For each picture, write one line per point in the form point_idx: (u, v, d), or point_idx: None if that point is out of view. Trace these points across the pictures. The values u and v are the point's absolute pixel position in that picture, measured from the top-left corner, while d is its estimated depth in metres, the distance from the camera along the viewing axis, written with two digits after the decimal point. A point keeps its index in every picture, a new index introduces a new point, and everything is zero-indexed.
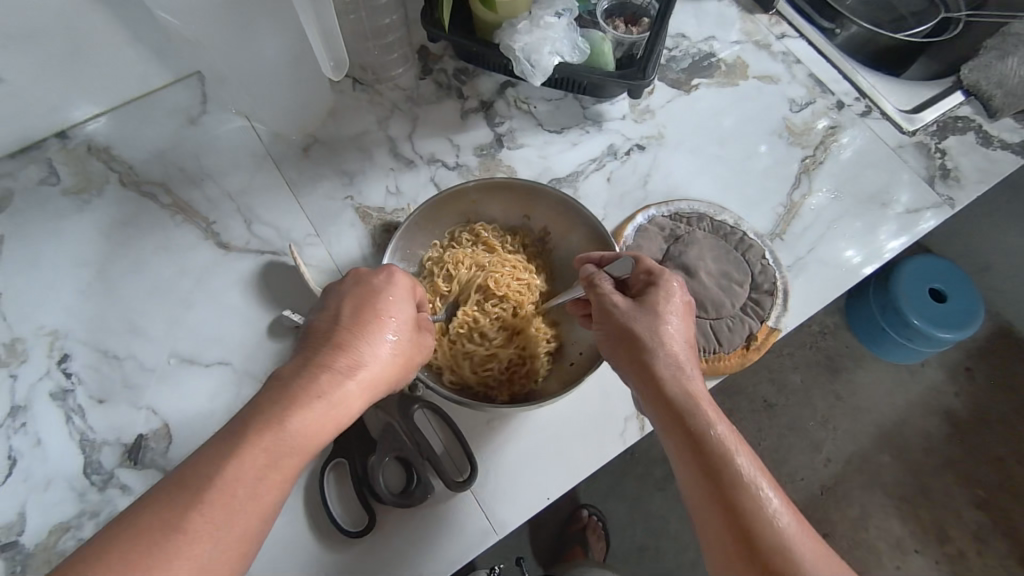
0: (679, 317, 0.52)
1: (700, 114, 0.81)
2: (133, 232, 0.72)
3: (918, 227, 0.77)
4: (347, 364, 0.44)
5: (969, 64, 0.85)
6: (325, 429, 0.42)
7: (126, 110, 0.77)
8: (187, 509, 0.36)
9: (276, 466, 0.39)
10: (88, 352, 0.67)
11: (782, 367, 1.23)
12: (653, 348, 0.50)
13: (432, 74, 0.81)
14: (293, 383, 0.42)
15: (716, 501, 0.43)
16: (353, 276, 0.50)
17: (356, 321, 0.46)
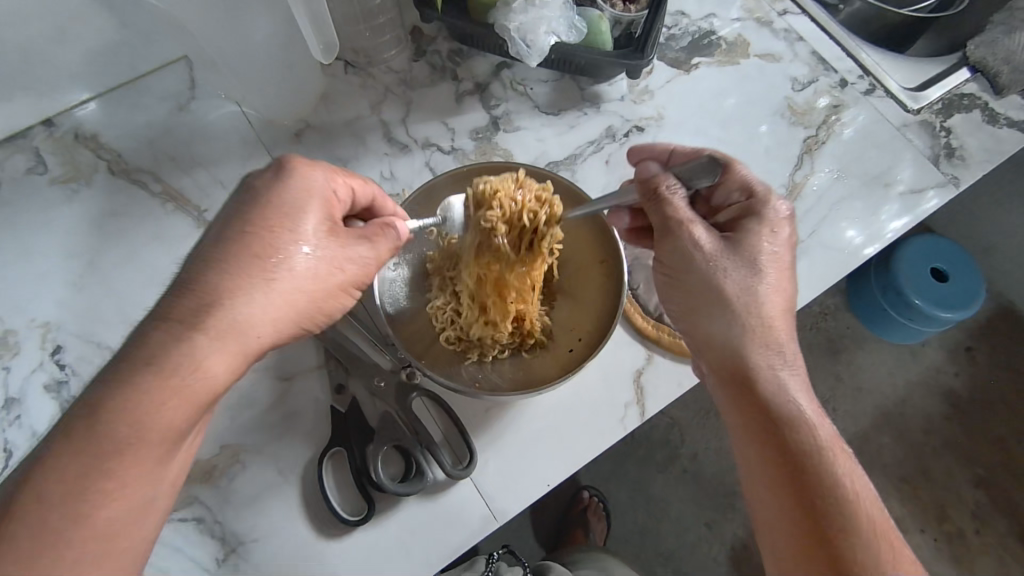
0: (777, 254, 0.50)
1: (700, 94, 0.80)
2: (123, 221, 0.71)
3: (921, 207, 0.76)
4: (207, 310, 0.41)
5: (975, 40, 0.83)
6: (177, 391, 0.39)
7: (113, 96, 0.76)
8: (20, 507, 0.36)
9: (116, 448, 0.38)
10: (81, 343, 0.66)
11: None
12: (738, 281, 0.48)
13: (426, 56, 0.79)
14: (144, 344, 0.40)
15: (773, 441, 0.45)
16: (247, 186, 0.46)
17: (251, 242, 0.43)
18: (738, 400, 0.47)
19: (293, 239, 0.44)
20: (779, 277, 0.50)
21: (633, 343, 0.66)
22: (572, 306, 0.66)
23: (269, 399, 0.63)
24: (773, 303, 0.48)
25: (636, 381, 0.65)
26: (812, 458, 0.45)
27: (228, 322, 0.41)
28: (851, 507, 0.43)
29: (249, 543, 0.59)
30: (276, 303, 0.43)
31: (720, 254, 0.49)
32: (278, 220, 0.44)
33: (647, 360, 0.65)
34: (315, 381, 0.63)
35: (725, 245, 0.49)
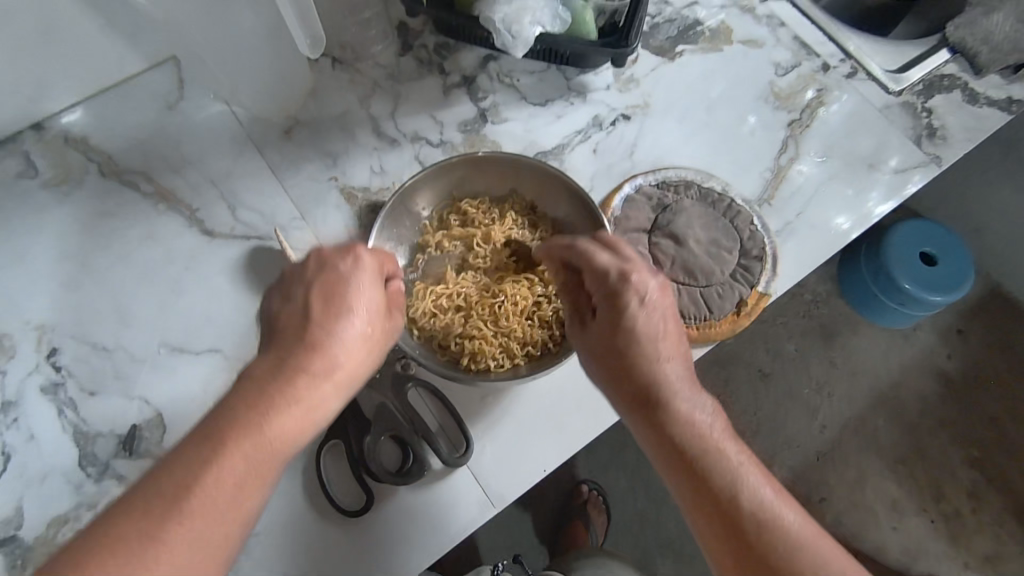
0: (659, 315, 0.48)
1: (686, 81, 0.80)
2: (115, 222, 0.71)
3: (904, 186, 0.77)
4: (323, 366, 0.42)
5: (954, 21, 0.84)
6: (303, 429, 0.41)
7: (101, 99, 0.76)
8: (164, 519, 0.35)
9: (256, 472, 0.38)
10: (76, 344, 0.66)
11: (773, 335, 1.24)
12: (636, 345, 0.47)
13: (413, 50, 0.80)
14: (267, 389, 0.40)
15: (700, 497, 0.42)
16: (314, 257, 0.47)
17: (321, 318, 0.43)
18: (662, 461, 0.44)
19: (351, 317, 0.44)
20: (661, 323, 0.48)
21: None
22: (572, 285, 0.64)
23: None
24: (660, 348, 0.47)
25: None
26: (706, 483, 0.42)
27: (304, 394, 0.41)
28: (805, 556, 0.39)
29: (252, 537, 0.59)
30: (342, 382, 0.43)
31: (596, 342, 0.50)
32: (343, 298, 0.44)
33: None
34: None
35: (598, 333, 0.50)
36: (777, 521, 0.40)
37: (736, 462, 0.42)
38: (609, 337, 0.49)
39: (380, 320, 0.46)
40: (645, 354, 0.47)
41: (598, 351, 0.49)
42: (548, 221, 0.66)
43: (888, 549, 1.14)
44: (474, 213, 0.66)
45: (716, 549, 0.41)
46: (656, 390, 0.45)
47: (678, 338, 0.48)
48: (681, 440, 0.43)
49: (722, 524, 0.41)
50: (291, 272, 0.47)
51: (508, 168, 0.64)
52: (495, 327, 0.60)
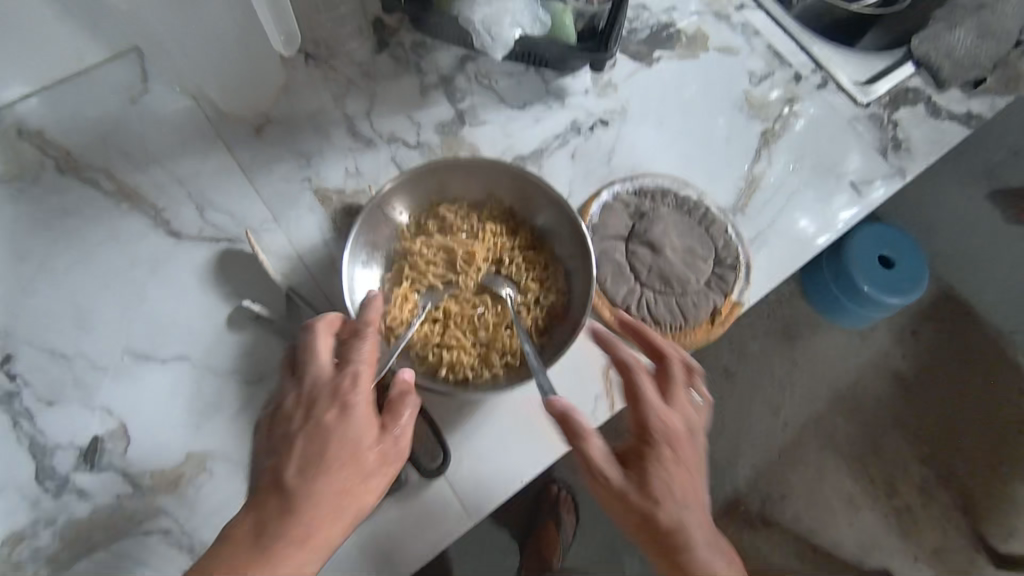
0: (678, 468, 0.50)
1: (663, 87, 0.81)
2: (74, 221, 0.68)
3: (869, 197, 0.79)
4: (296, 528, 0.43)
5: (919, 35, 0.87)
6: None
7: (57, 90, 0.72)
8: None
9: None
10: (33, 351, 0.63)
11: (739, 336, 1.27)
12: (656, 499, 0.49)
13: (389, 48, 0.79)
14: (241, 551, 0.42)
15: None
16: (303, 405, 0.48)
17: (301, 476, 0.45)
18: None
19: (331, 475, 0.45)
20: (665, 475, 0.50)
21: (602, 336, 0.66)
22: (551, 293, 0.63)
23: (239, 402, 0.63)
24: (680, 499, 0.49)
25: (606, 375, 0.65)
26: None
27: (275, 557, 0.42)
28: None
29: None
30: (319, 543, 0.44)
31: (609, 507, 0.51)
32: (324, 456, 0.46)
33: None
34: None
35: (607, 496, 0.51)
36: None
37: None
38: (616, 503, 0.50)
39: (363, 474, 0.47)
40: (667, 511, 0.48)
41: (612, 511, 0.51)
42: (527, 226, 0.66)
43: (844, 544, 1.19)
44: (452, 218, 0.65)
45: None
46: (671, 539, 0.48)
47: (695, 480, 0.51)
48: None
49: None
50: (283, 419, 0.49)
51: (488, 168, 0.63)
52: (471, 337, 0.60)
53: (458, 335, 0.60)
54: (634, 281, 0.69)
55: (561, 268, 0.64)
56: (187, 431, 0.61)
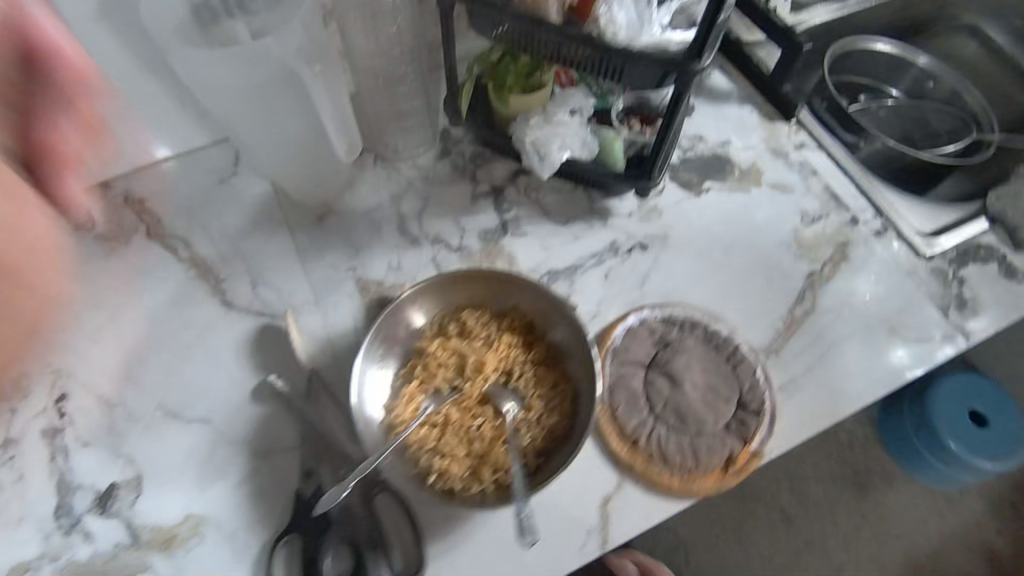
0: None
1: (709, 218, 0.82)
2: (148, 281, 0.77)
3: (932, 358, 0.73)
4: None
5: (998, 191, 0.84)
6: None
7: (165, 167, 0.84)
8: None
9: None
10: (84, 394, 0.70)
11: (803, 477, 1.19)
12: None
13: (451, 156, 0.85)
14: None
15: None
16: None
17: None
18: None
19: None
20: None
21: (605, 466, 0.65)
22: (553, 414, 0.63)
23: (245, 472, 0.66)
24: None
25: (602, 508, 0.63)
26: None
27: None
28: None
29: None
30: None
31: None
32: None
33: (616, 486, 0.64)
34: (290, 460, 0.66)
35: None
36: None
37: None
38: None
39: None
40: None
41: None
42: (544, 342, 0.67)
43: None
44: (472, 324, 0.67)
45: None
46: None
47: None
48: None
49: None
50: None
51: (508, 282, 0.67)
52: (466, 447, 0.61)
53: (454, 444, 0.61)
54: (647, 413, 0.67)
55: (569, 389, 0.64)
56: (196, 489, 0.66)
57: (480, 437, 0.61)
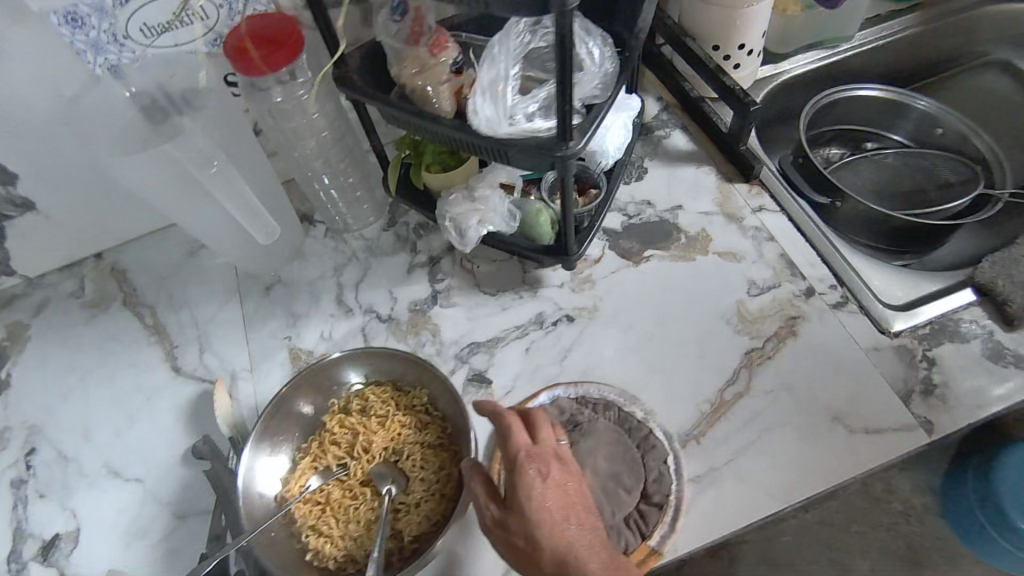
0: (538, 438, 0.58)
1: (645, 288, 0.78)
2: (117, 345, 0.85)
3: (885, 452, 0.64)
4: None
5: (992, 256, 0.74)
6: None
7: (147, 239, 0.93)
8: None
9: None
10: (49, 449, 0.78)
11: (851, 547, 1.19)
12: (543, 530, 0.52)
13: (395, 227, 0.88)
14: None
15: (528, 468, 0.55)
16: None
17: None
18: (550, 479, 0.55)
19: None
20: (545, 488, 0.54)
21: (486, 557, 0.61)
22: (432, 500, 0.62)
23: (162, 534, 0.71)
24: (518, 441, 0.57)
25: None
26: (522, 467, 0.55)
27: None
28: (519, 453, 0.56)
29: None
30: None
31: (515, 486, 0.54)
32: None
33: None
34: (201, 525, 0.70)
35: (509, 499, 0.54)
36: (519, 452, 0.56)
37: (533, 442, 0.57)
38: (555, 519, 0.53)
39: None
40: (514, 452, 0.56)
41: (517, 472, 0.55)
42: (441, 423, 0.67)
43: None
44: (373, 400, 0.68)
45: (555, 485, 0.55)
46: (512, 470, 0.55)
47: (568, 498, 0.55)
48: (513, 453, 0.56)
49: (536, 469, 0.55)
50: None
51: (409, 361, 0.68)
52: (343, 527, 0.62)
53: (333, 522, 0.62)
54: None
55: (454, 474, 0.64)
56: (120, 547, 0.70)
57: (358, 518, 0.62)
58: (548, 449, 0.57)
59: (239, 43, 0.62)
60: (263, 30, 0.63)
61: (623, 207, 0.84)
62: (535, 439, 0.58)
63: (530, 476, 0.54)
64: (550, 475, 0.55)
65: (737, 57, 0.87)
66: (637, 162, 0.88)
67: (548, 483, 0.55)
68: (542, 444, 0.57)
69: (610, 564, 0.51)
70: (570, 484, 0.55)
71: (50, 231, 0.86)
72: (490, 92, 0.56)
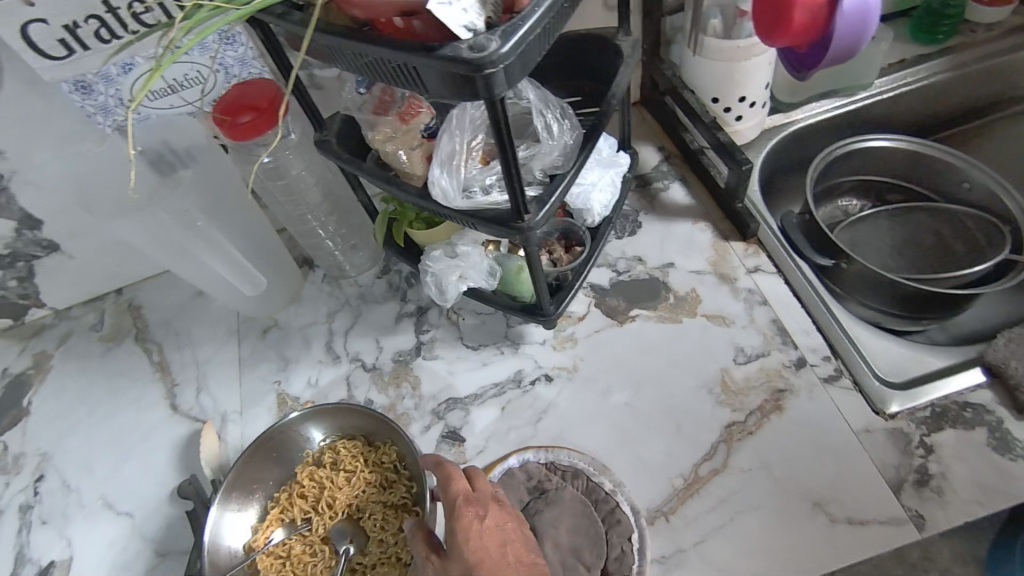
0: (480, 483, 0.58)
1: (627, 349, 0.76)
2: (125, 380, 0.89)
3: (869, 546, 0.60)
4: None
5: (1008, 332, 0.68)
6: None
7: (163, 277, 0.99)
8: None
9: None
10: (55, 478, 0.82)
11: None
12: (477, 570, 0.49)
13: (389, 274, 0.90)
14: None
15: (464, 510, 0.54)
16: None
17: None
18: (490, 522, 0.53)
19: None
20: (480, 527, 0.52)
21: None
22: (388, 564, 0.64)
23: (145, 570, 0.74)
24: (465, 485, 0.57)
25: None
26: (462, 508, 0.54)
27: None
28: (460, 495, 0.56)
29: None
30: None
31: (453, 532, 0.53)
32: None
33: None
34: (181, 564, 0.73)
35: (449, 547, 0.53)
36: (460, 496, 0.55)
37: (475, 489, 0.57)
38: (493, 557, 0.50)
39: None
40: (455, 496, 0.56)
41: (454, 518, 0.53)
42: (405, 483, 0.68)
43: None
44: (343, 455, 0.70)
45: (492, 525, 0.53)
46: (452, 511, 0.54)
47: (504, 541, 0.52)
48: (454, 497, 0.56)
49: (471, 511, 0.54)
50: None
51: (378, 419, 0.69)
52: None
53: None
54: None
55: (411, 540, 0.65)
56: None
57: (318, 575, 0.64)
58: (486, 497, 0.55)
59: (222, 113, 0.65)
60: (246, 98, 0.66)
61: (613, 263, 0.83)
62: (478, 486, 0.57)
63: (467, 518, 0.53)
64: (489, 515, 0.53)
65: (738, 108, 0.84)
66: (631, 216, 0.86)
67: (486, 521, 0.53)
68: (481, 491, 0.56)
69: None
70: (506, 529, 0.53)
71: (73, 269, 0.92)
72: (448, 166, 0.59)
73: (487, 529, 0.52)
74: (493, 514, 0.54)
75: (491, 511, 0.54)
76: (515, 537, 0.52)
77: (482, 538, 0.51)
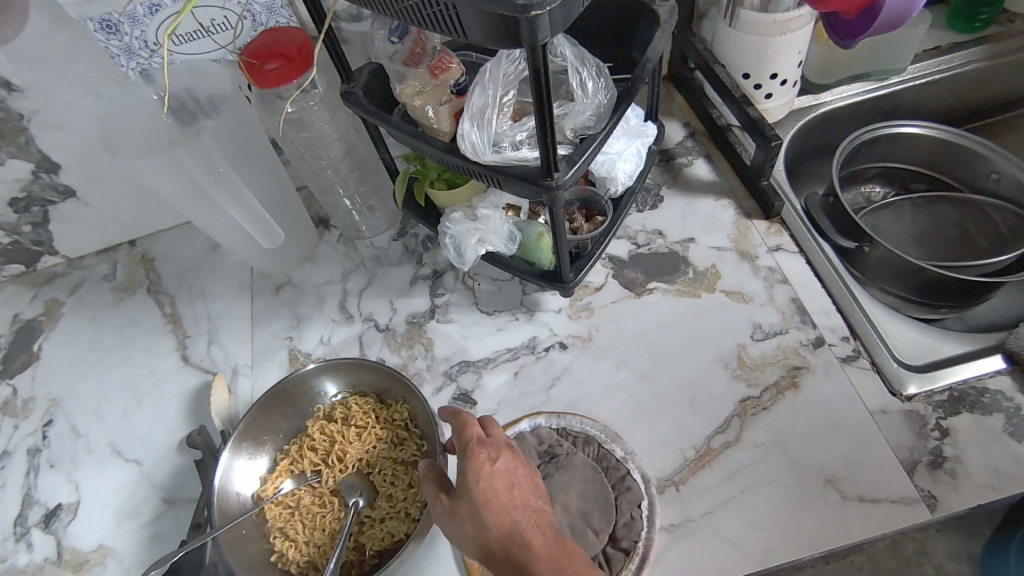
0: (494, 428, 0.57)
1: (644, 321, 0.76)
2: (137, 329, 0.89)
3: (880, 524, 0.59)
4: None
5: None
6: None
7: (179, 231, 0.98)
8: None
9: None
10: (64, 423, 0.82)
11: None
12: (487, 515, 0.49)
13: (405, 238, 0.89)
14: None
15: (477, 452, 0.53)
16: None
17: None
18: (501, 467, 0.53)
19: None
20: (491, 471, 0.52)
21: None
22: (394, 518, 0.64)
23: (152, 515, 0.74)
24: (478, 428, 0.56)
25: None
26: (475, 451, 0.53)
27: None
28: (474, 438, 0.54)
29: None
30: None
31: (464, 472, 0.52)
32: None
33: None
34: (188, 511, 0.73)
35: (459, 485, 0.52)
36: (473, 439, 0.54)
37: (489, 434, 0.56)
38: (501, 500, 0.50)
39: None
40: (468, 438, 0.55)
41: (466, 459, 0.53)
42: (415, 440, 0.68)
43: None
44: (354, 411, 0.70)
45: (504, 470, 0.53)
46: (463, 453, 0.54)
47: (514, 487, 0.52)
48: (467, 438, 0.54)
49: (483, 455, 0.53)
50: None
51: (393, 376, 0.69)
52: (309, 532, 0.64)
53: (300, 526, 0.64)
54: None
55: (419, 497, 0.65)
56: (112, 524, 0.74)
57: (324, 527, 0.64)
58: (500, 443, 0.55)
59: (251, 58, 0.64)
60: (277, 45, 0.65)
61: (633, 235, 0.82)
62: (492, 431, 0.56)
63: (479, 460, 0.52)
64: (502, 460, 0.53)
65: (769, 86, 0.83)
66: (653, 190, 0.86)
67: (498, 466, 0.53)
68: (495, 437, 0.56)
69: (554, 543, 0.48)
70: (517, 475, 0.53)
71: (89, 217, 0.92)
72: (478, 119, 0.58)
73: (498, 473, 0.52)
74: (503, 460, 0.53)
75: (503, 456, 0.53)
76: (524, 484, 0.53)
77: (491, 482, 0.51)
